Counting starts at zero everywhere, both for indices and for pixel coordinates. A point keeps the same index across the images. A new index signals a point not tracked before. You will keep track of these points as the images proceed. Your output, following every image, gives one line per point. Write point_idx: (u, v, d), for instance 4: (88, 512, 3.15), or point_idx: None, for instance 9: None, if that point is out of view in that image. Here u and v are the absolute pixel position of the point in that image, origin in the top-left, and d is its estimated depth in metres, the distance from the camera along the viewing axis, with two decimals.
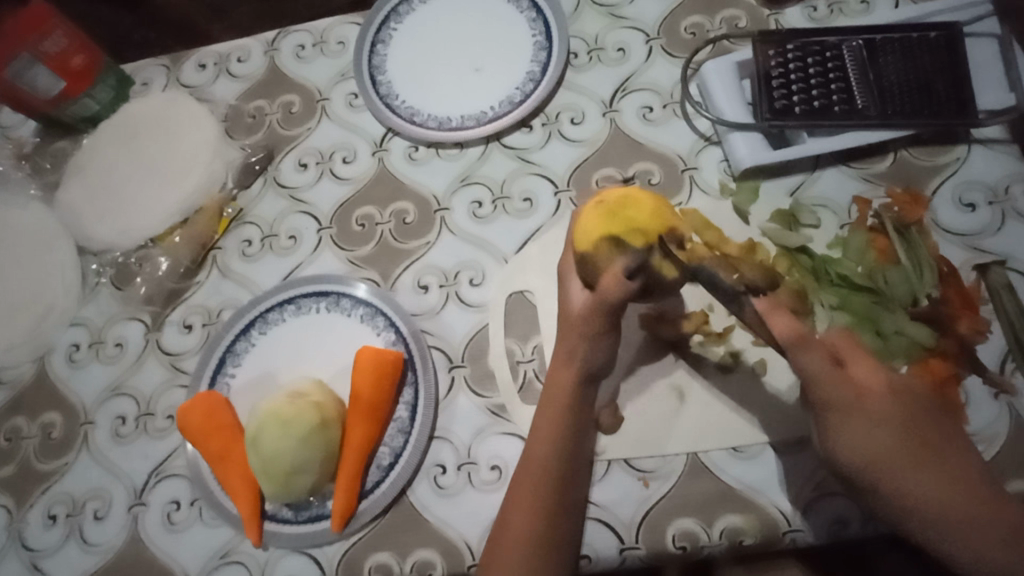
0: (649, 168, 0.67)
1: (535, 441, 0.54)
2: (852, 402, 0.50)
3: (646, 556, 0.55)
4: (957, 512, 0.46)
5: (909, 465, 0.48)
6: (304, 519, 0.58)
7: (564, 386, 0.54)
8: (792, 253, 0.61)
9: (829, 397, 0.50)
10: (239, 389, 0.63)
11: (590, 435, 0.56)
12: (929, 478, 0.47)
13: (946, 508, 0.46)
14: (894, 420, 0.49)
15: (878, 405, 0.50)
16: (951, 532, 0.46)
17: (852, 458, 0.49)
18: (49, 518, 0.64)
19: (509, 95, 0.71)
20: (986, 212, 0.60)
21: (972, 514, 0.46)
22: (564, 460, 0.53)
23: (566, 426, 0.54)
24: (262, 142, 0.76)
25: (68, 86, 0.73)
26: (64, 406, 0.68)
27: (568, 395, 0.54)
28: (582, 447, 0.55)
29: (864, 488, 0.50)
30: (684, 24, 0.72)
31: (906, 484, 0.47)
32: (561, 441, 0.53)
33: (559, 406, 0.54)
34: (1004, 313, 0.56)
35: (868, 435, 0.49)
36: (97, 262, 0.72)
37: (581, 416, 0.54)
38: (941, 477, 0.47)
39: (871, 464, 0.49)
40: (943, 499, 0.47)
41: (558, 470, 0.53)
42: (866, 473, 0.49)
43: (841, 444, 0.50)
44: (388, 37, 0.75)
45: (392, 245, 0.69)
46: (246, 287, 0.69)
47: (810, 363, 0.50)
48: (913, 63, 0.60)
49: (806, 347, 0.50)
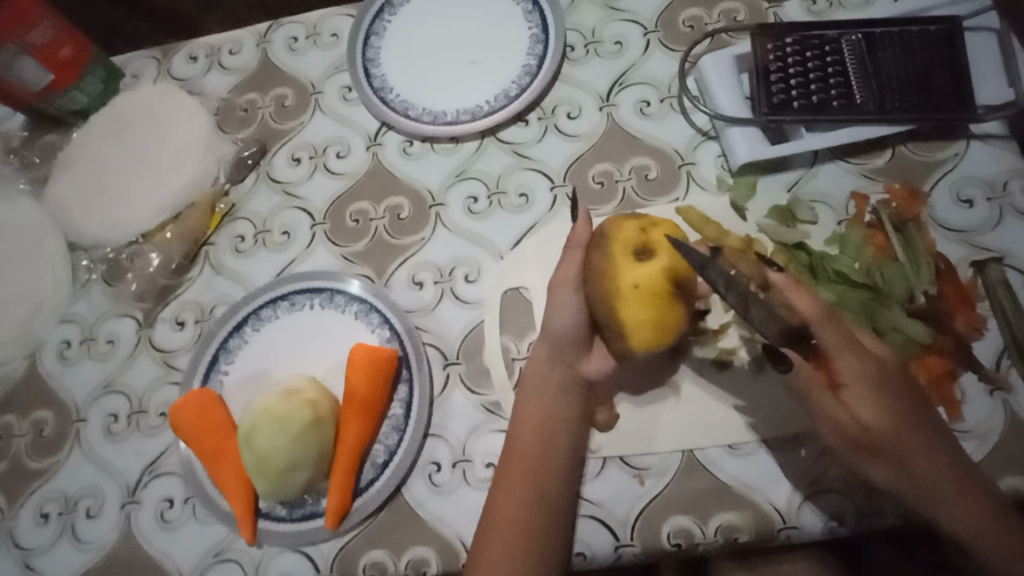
0: (646, 163, 0.67)
1: (523, 425, 0.56)
2: (875, 370, 0.50)
3: (641, 553, 0.55)
4: (956, 482, 0.48)
5: (915, 435, 0.49)
6: (298, 517, 0.58)
7: (550, 361, 0.57)
8: (790, 249, 0.60)
9: (854, 371, 0.49)
10: (232, 387, 0.62)
11: (571, 427, 0.56)
12: (931, 449, 0.49)
13: (948, 482, 0.48)
14: (904, 389, 0.50)
15: (890, 376, 0.50)
16: (956, 505, 0.48)
17: (863, 427, 0.49)
18: (41, 517, 0.63)
19: (505, 89, 0.70)
20: (984, 207, 0.60)
21: (967, 485, 0.48)
22: (550, 441, 0.55)
23: (547, 408, 0.56)
24: (254, 136, 0.75)
25: (56, 78, 0.72)
26: (56, 405, 0.67)
27: (553, 370, 0.57)
28: (556, 437, 0.55)
29: (871, 461, 0.49)
30: (682, 17, 0.72)
31: (915, 456, 0.48)
32: (546, 425, 0.55)
33: (544, 386, 0.56)
34: (1001, 311, 0.56)
35: (875, 398, 0.49)
36: (88, 258, 0.71)
37: (557, 397, 0.56)
38: (939, 450, 0.49)
39: (886, 431, 0.48)
40: (942, 469, 0.48)
41: (543, 454, 0.54)
42: (879, 443, 0.48)
43: (852, 413, 0.49)
44: (382, 29, 0.74)
45: (387, 240, 0.68)
46: (239, 284, 0.69)
47: (827, 338, 0.50)
48: (913, 58, 0.59)
49: (829, 321, 0.50)
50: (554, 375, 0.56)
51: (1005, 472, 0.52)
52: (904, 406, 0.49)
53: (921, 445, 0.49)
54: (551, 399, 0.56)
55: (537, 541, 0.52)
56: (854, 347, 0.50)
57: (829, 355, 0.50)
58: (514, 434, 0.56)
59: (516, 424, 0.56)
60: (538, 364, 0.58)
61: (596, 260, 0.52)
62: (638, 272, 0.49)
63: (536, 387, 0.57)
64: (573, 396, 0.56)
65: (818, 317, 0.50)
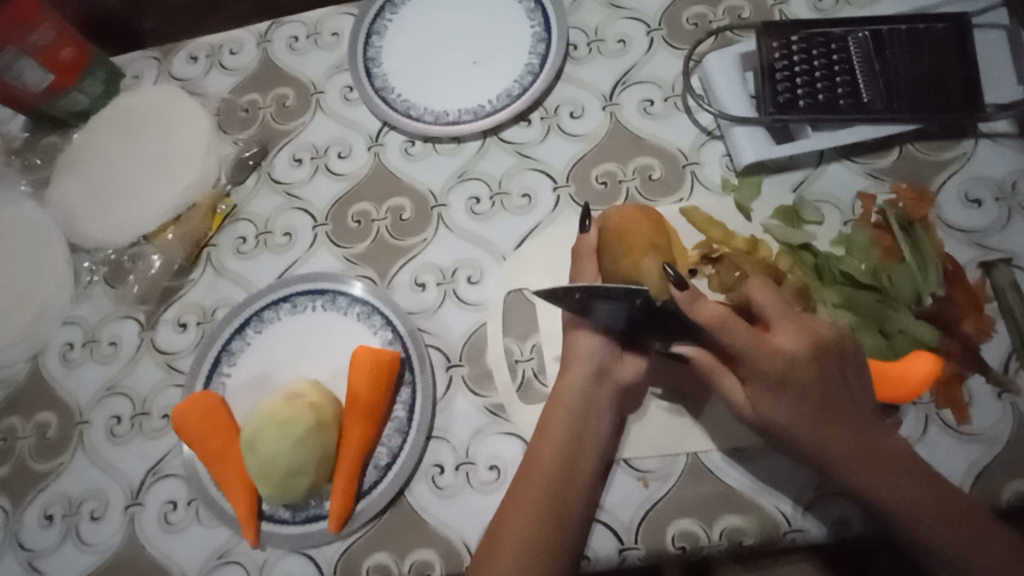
0: (650, 163, 0.66)
1: (538, 445, 0.54)
2: (775, 370, 0.48)
3: (646, 556, 0.54)
4: (880, 473, 0.47)
5: (820, 425, 0.48)
6: (302, 519, 0.58)
7: (575, 385, 0.56)
8: (795, 250, 0.59)
9: (755, 367, 0.49)
10: (235, 389, 0.62)
11: (598, 445, 0.55)
12: (838, 435, 0.48)
13: (873, 476, 0.47)
14: (813, 381, 0.48)
15: (799, 374, 0.48)
16: (889, 501, 0.47)
17: (764, 417, 0.50)
18: (46, 519, 0.63)
19: (508, 88, 0.69)
20: (992, 208, 0.59)
21: (889, 468, 0.47)
22: (566, 463, 0.53)
23: (567, 429, 0.54)
24: (256, 137, 0.75)
25: (57, 80, 0.71)
26: (59, 407, 0.67)
27: (576, 396, 0.55)
28: (582, 454, 0.54)
29: (785, 448, 0.50)
30: (686, 15, 0.71)
31: (851, 457, 0.47)
32: (564, 445, 0.54)
33: (568, 405, 0.55)
34: (1010, 313, 0.55)
35: (790, 401, 0.48)
36: (90, 260, 0.71)
37: (581, 422, 0.55)
38: (847, 435, 0.48)
39: (792, 426, 0.48)
40: (854, 456, 0.47)
41: (560, 473, 0.53)
42: (776, 431, 0.49)
43: (755, 405, 0.50)
44: (383, 28, 0.73)
45: (390, 242, 0.68)
46: (241, 285, 0.68)
47: (733, 342, 0.49)
48: (921, 55, 0.58)
49: (733, 325, 0.48)
50: (582, 393, 0.55)
51: (1013, 476, 0.51)
52: (822, 402, 0.48)
53: (830, 429, 0.48)
54: (569, 422, 0.55)
55: (521, 555, 0.50)
56: (763, 348, 0.48)
57: (740, 355, 0.49)
58: (531, 452, 0.55)
59: (533, 442, 0.56)
60: (571, 378, 0.56)
61: (618, 218, 0.57)
62: (669, 240, 0.57)
63: (554, 406, 0.56)
64: (599, 424, 0.55)
65: (723, 323, 0.48)
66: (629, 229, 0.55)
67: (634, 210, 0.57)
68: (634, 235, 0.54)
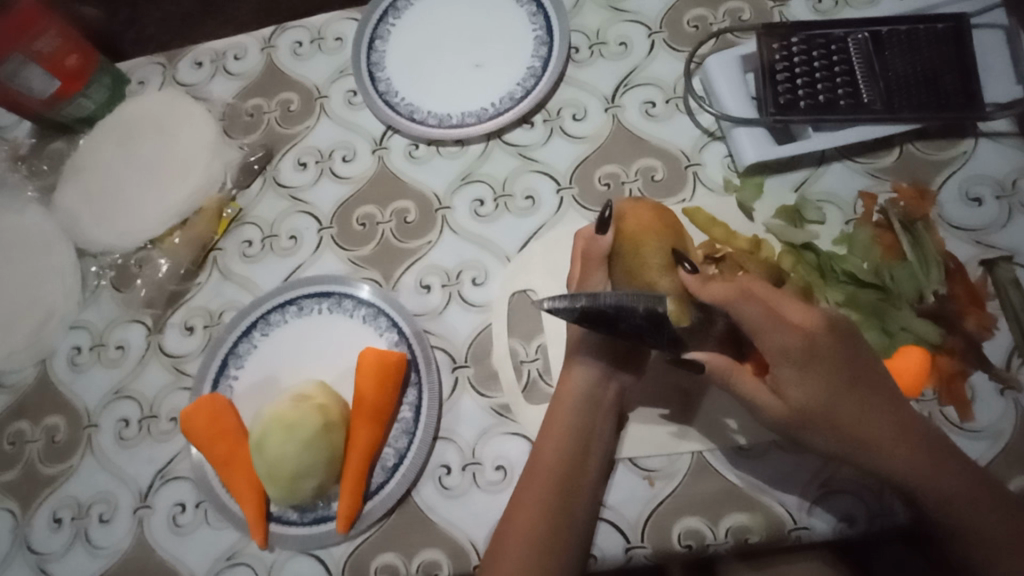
0: (652, 164, 0.67)
1: (545, 441, 0.55)
2: (798, 349, 0.49)
3: (652, 555, 0.55)
4: (906, 449, 0.48)
5: (846, 407, 0.48)
6: (310, 520, 0.58)
7: (576, 387, 0.56)
8: (798, 249, 0.60)
9: (775, 347, 0.49)
10: (242, 393, 0.63)
11: (603, 444, 0.55)
12: (864, 413, 0.48)
13: (899, 453, 0.48)
14: (831, 355, 0.49)
15: (820, 350, 0.49)
16: (916, 476, 0.47)
17: (792, 406, 0.49)
18: (55, 522, 0.64)
19: (510, 91, 0.70)
20: (993, 205, 0.60)
21: (914, 443, 0.48)
22: (581, 458, 0.54)
23: (575, 427, 0.55)
24: (261, 141, 0.75)
25: (62, 86, 0.72)
26: (66, 410, 0.68)
27: (580, 396, 0.56)
28: (590, 453, 0.54)
29: (812, 440, 0.50)
30: (687, 17, 0.72)
31: (883, 459, 0.48)
32: (573, 442, 0.54)
33: (572, 403, 0.56)
34: (1012, 310, 0.56)
35: (821, 392, 0.48)
36: (97, 264, 0.72)
37: (594, 418, 0.55)
38: (872, 413, 0.49)
39: (823, 410, 0.48)
40: (881, 434, 0.48)
41: (576, 467, 0.54)
42: (805, 421, 0.49)
43: (783, 394, 0.50)
44: (386, 32, 0.74)
45: (393, 244, 0.69)
46: (248, 288, 0.69)
47: (748, 317, 0.49)
48: (920, 55, 0.59)
49: (748, 299, 0.50)
50: (588, 393, 0.56)
51: (1015, 472, 0.52)
52: (842, 381, 0.49)
53: (855, 410, 0.48)
54: (575, 421, 0.55)
55: (551, 542, 0.51)
56: (784, 327, 0.49)
57: (749, 333, 0.50)
58: (537, 450, 0.55)
59: (539, 439, 0.56)
60: (572, 381, 0.57)
61: (633, 222, 0.55)
62: (679, 239, 0.56)
63: (560, 406, 0.56)
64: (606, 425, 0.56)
65: (737, 296, 0.50)
66: (641, 235, 0.55)
67: (644, 212, 0.56)
68: (647, 246, 0.54)
